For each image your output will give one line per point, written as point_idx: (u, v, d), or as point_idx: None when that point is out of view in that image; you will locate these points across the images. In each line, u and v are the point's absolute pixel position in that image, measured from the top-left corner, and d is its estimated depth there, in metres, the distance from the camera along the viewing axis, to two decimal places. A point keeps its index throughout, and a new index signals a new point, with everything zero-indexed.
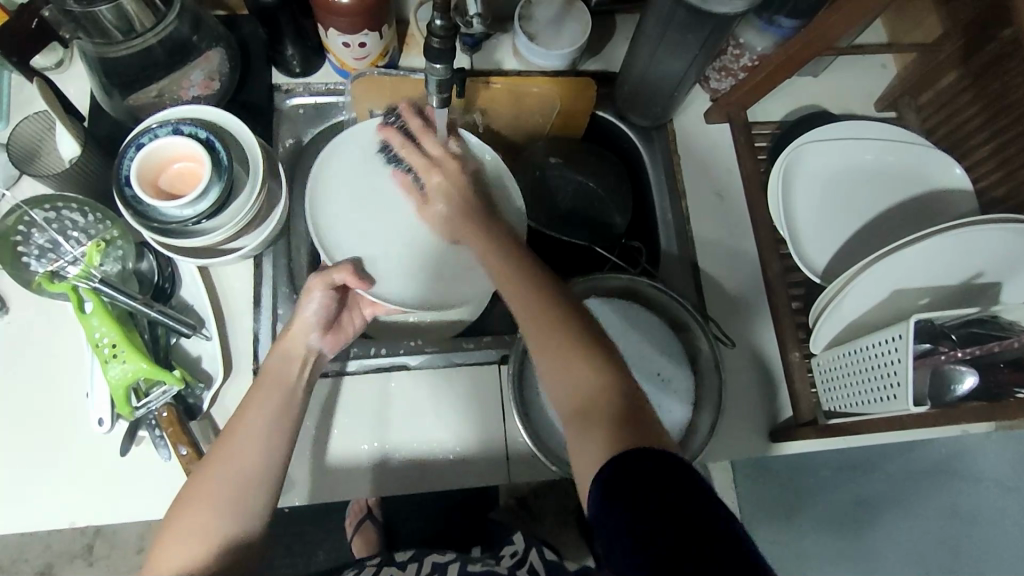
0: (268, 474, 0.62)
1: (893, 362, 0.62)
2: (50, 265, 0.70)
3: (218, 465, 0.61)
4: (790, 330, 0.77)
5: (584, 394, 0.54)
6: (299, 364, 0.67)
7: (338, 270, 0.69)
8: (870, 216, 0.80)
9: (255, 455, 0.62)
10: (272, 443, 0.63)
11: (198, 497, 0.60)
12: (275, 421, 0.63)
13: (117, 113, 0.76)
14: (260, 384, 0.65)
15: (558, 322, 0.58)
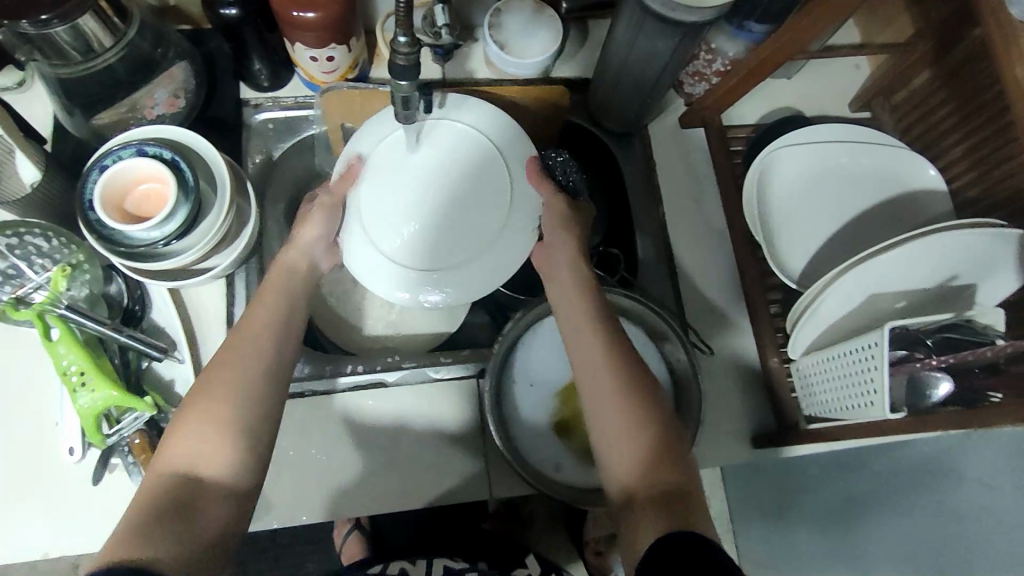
0: (274, 368, 0.60)
1: (870, 370, 0.62)
2: (15, 291, 0.68)
3: (221, 367, 0.58)
4: (768, 336, 0.77)
5: (649, 475, 0.53)
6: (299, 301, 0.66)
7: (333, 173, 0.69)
8: (847, 219, 0.80)
9: (266, 348, 0.60)
10: (274, 355, 0.61)
11: (216, 387, 0.56)
12: (276, 341, 0.61)
13: (81, 132, 0.74)
14: (263, 299, 0.65)
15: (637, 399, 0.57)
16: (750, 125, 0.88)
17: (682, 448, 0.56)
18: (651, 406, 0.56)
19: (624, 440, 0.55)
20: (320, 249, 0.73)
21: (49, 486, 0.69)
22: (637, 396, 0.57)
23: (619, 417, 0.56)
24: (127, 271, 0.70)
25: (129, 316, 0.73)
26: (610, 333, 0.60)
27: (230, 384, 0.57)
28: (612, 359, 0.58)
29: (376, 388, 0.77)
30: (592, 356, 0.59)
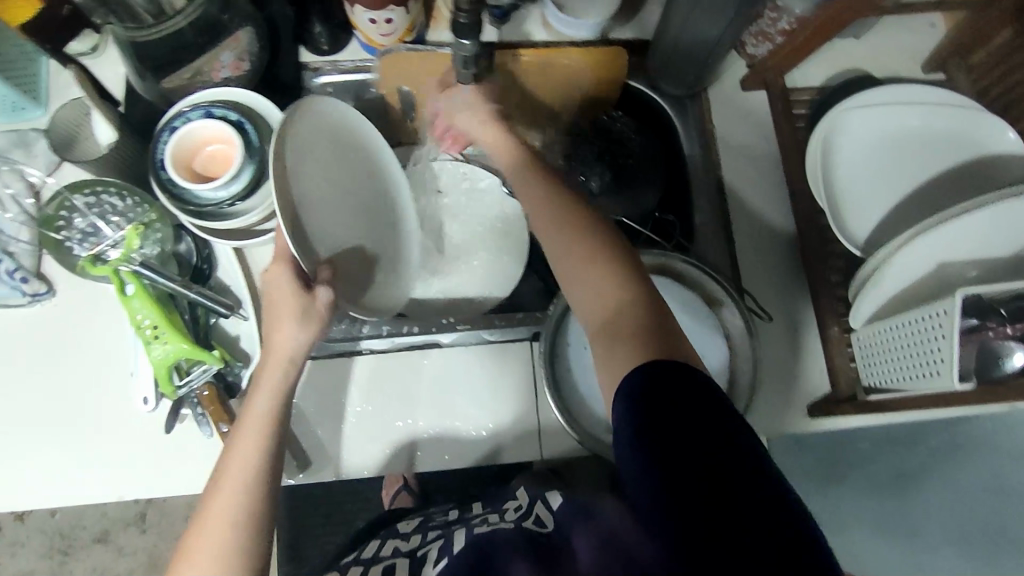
0: (257, 496, 0.54)
1: (937, 338, 0.60)
2: (92, 249, 0.71)
3: (210, 503, 0.53)
4: (828, 305, 0.75)
5: (607, 304, 0.56)
6: (287, 370, 0.58)
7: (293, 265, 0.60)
8: (915, 186, 0.77)
9: (242, 495, 0.54)
10: (258, 462, 0.55)
11: (211, 524, 0.52)
12: (261, 439, 0.56)
13: (152, 95, 0.76)
14: (241, 429, 0.56)
15: (585, 232, 0.59)
16: (815, 87, 0.85)
17: (642, 283, 0.57)
18: (606, 253, 0.58)
19: (579, 271, 0.58)
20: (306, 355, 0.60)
21: (125, 433, 0.73)
22: (589, 236, 0.59)
23: (577, 267, 0.58)
24: (194, 230, 0.73)
25: (197, 274, 0.76)
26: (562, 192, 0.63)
27: (216, 560, 0.51)
28: (553, 211, 0.61)
29: (431, 349, 0.79)
30: (550, 219, 0.61)
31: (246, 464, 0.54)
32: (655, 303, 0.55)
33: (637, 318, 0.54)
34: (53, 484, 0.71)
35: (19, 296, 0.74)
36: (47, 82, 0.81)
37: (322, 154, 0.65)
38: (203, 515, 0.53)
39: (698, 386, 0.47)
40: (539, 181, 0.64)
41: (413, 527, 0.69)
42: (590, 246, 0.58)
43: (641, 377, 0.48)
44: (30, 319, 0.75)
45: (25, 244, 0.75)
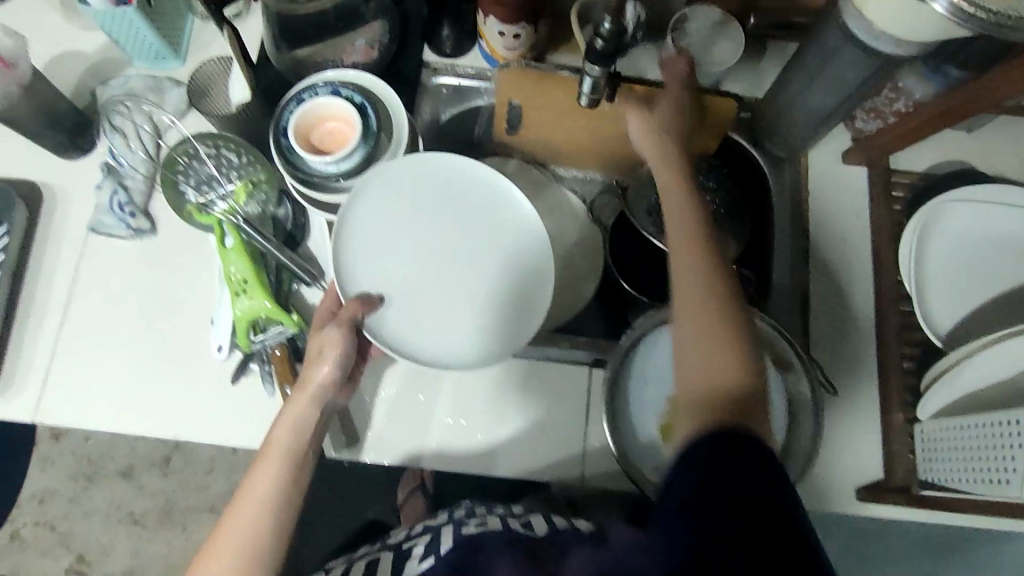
0: (274, 524, 0.56)
1: (1011, 446, 0.59)
2: (202, 197, 0.76)
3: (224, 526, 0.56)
4: (895, 390, 0.75)
5: (712, 376, 0.53)
6: (315, 411, 0.62)
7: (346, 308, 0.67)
8: (1006, 288, 0.76)
9: (273, 509, 0.56)
10: (280, 487, 0.57)
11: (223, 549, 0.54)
12: (283, 468, 0.58)
13: (281, 66, 0.80)
14: (269, 447, 0.59)
15: (717, 294, 0.55)
16: (917, 172, 0.85)
17: (756, 360, 0.54)
18: (730, 320, 0.55)
19: (688, 345, 0.54)
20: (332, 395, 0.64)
21: (192, 375, 0.76)
22: (720, 302, 0.55)
23: (703, 326, 0.54)
24: (298, 196, 0.76)
25: (289, 238, 0.78)
26: (705, 231, 0.59)
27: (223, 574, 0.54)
28: (694, 248, 0.57)
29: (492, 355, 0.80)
30: (687, 276, 0.56)
31: (269, 482, 0.57)
32: (758, 396, 0.52)
33: (737, 397, 0.51)
34: (118, 409, 0.75)
35: (124, 229, 0.79)
36: (189, 39, 0.87)
37: (392, 207, 0.73)
38: (225, 522, 0.56)
39: (776, 478, 0.47)
40: (678, 213, 0.60)
41: (410, 532, 0.67)
42: (726, 335, 0.54)
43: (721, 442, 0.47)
44: (128, 252, 0.80)
45: (140, 180, 0.81)
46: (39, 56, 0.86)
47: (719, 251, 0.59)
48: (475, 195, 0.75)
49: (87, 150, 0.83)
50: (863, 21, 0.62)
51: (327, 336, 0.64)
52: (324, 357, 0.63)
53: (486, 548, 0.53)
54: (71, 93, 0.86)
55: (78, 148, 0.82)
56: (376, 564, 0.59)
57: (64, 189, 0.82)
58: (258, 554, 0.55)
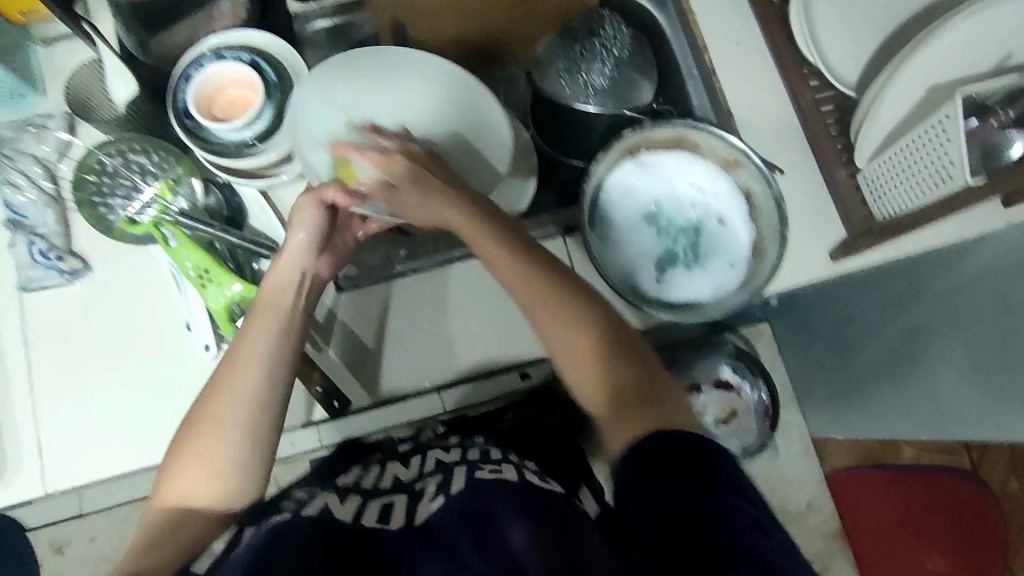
0: (265, 394, 0.57)
1: (943, 144, 0.66)
2: (127, 210, 0.73)
3: (219, 389, 0.56)
4: (831, 153, 0.80)
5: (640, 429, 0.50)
6: (301, 282, 0.62)
7: (329, 188, 0.61)
8: (892, 28, 0.82)
9: (263, 374, 0.57)
10: (274, 359, 0.58)
11: (215, 408, 0.56)
12: (278, 338, 0.59)
13: (148, 57, 0.76)
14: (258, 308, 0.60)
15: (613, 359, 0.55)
16: None
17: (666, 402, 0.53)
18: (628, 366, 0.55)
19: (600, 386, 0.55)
20: (314, 257, 0.63)
21: (188, 386, 0.74)
22: (597, 342, 0.56)
23: (554, 337, 0.57)
24: (217, 172, 0.73)
25: (231, 221, 0.76)
26: (563, 286, 0.58)
27: (219, 436, 0.55)
28: (540, 294, 0.58)
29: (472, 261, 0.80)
30: (512, 289, 0.59)
31: (264, 334, 0.58)
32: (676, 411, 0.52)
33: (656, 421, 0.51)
34: (129, 447, 0.73)
35: (58, 276, 0.75)
36: (39, 67, 0.81)
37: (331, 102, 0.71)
38: (223, 371, 0.57)
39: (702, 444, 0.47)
40: (531, 282, 0.58)
41: (419, 463, 0.61)
42: (584, 345, 0.56)
43: (647, 449, 0.48)
44: (71, 298, 0.76)
45: (52, 224, 0.76)
46: None
47: (590, 306, 0.58)
48: (403, 73, 0.73)
49: None
50: None
51: (301, 206, 0.62)
52: (299, 223, 0.62)
53: (494, 502, 0.48)
54: None
55: None
56: (390, 508, 0.53)
57: None
58: (253, 401, 0.56)
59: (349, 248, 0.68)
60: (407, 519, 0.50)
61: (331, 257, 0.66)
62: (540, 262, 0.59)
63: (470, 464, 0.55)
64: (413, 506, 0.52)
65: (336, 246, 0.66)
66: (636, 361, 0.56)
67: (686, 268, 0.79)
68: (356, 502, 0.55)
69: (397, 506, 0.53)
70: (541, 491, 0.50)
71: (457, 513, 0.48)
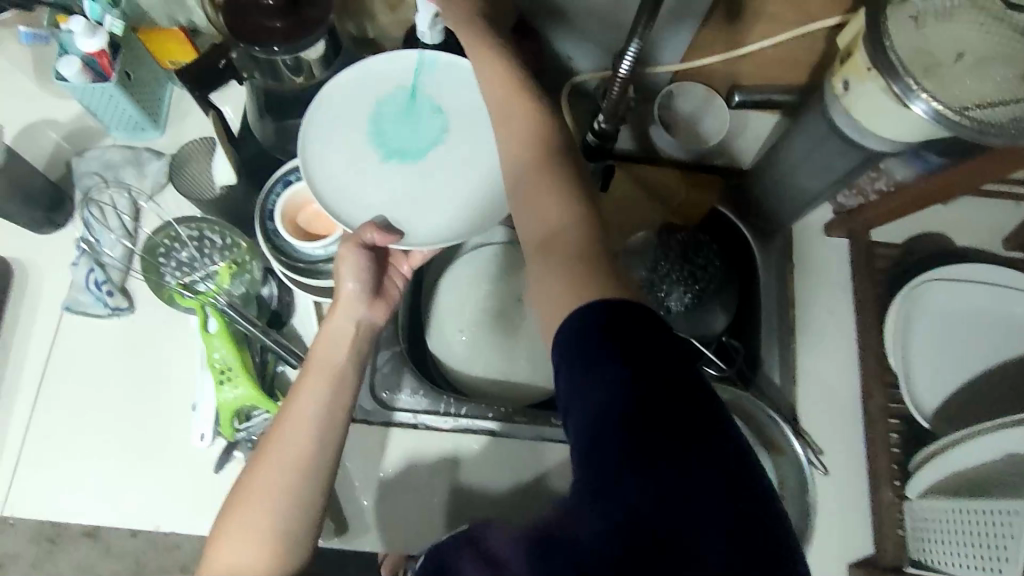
0: (318, 460, 0.57)
1: (1002, 535, 0.61)
2: (183, 279, 0.74)
3: (268, 453, 0.57)
4: (884, 468, 0.75)
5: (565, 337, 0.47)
6: (352, 337, 0.62)
7: (365, 230, 0.64)
8: (988, 365, 0.77)
9: (315, 438, 0.58)
10: (328, 422, 0.58)
11: (264, 470, 0.56)
12: (330, 404, 0.59)
13: (263, 135, 0.79)
14: (310, 366, 0.60)
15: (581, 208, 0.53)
16: (898, 246, 0.87)
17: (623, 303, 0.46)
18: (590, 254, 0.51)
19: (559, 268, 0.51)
20: (364, 304, 0.63)
21: (172, 459, 0.73)
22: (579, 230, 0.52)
23: (532, 192, 0.57)
24: (283, 277, 0.74)
25: (274, 318, 0.76)
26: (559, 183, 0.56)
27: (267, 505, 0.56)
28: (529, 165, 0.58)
29: (483, 435, 0.78)
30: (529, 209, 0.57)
31: (317, 397, 0.59)
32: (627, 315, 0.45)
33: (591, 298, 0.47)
34: (91, 498, 0.72)
35: (101, 308, 0.77)
36: (169, 108, 0.85)
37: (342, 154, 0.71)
38: (273, 435, 0.57)
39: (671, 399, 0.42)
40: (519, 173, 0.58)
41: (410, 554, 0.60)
42: (592, 243, 0.53)
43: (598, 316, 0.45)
44: (104, 331, 0.77)
45: (117, 257, 0.78)
46: (11, 125, 0.84)
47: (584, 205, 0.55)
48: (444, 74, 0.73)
49: (61, 225, 0.80)
50: (849, 117, 0.63)
51: (342, 255, 0.63)
52: (344, 274, 0.63)
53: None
54: (44, 164, 0.83)
55: (52, 223, 0.79)
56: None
57: (37, 263, 0.80)
58: (302, 464, 0.57)
59: (398, 293, 0.67)
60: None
61: (388, 301, 0.66)
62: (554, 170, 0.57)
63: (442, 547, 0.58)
64: None
65: (386, 292, 0.66)
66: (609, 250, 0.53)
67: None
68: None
69: None
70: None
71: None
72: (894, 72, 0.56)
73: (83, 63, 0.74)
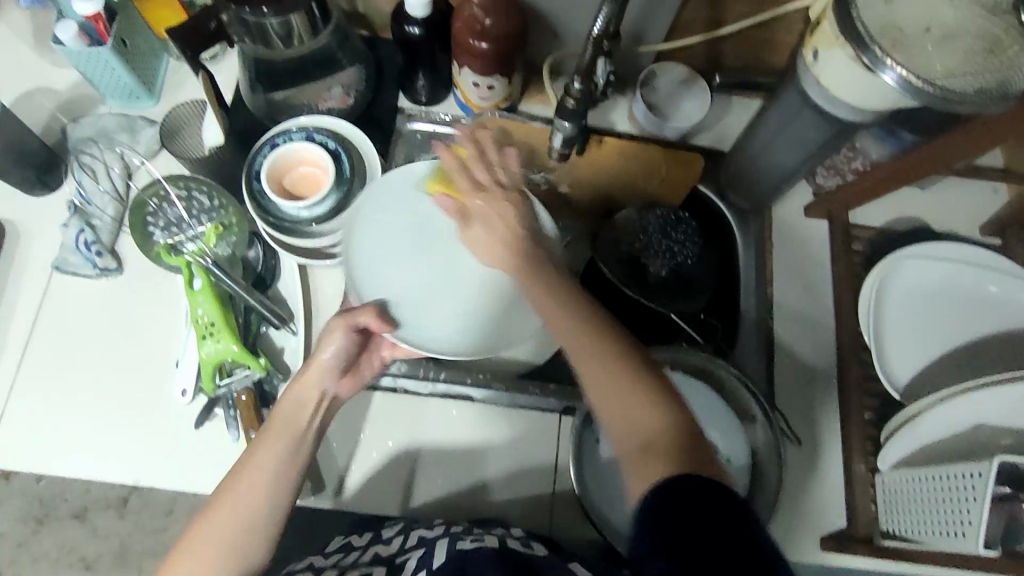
0: (267, 525, 0.57)
1: (964, 499, 0.60)
2: (171, 238, 0.76)
3: (216, 514, 0.56)
4: (857, 440, 0.76)
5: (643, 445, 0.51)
6: (312, 409, 0.62)
7: (361, 311, 0.64)
8: (961, 342, 0.78)
9: (266, 502, 0.57)
10: (279, 486, 0.58)
11: (212, 532, 0.56)
12: (284, 472, 0.58)
13: (256, 107, 0.83)
14: (273, 426, 0.60)
15: (625, 360, 0.54)
16: (875, 228, 0.89)
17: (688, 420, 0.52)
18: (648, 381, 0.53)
19: (622, 400, 0.53)
20: (331, 380, 0.63)
21: (155, 417, 0.74)
22: (626, 368, 0.54)
23: (574, 349, 0.56)
24: (268, 238, 0.76)
25: (259, 280, 0.78)
26: (579, 313, 0.57)
27: (211, 554, 0.55)
28: (564, 313, 0.58)
29: (461, 400, 0.80)
30: (560, 334, 0.58)
31: (271, 463, 0.58)
32: (699, 449, 0.49)
33: (676, 447, 0.49)
34: (74, 455, 0.73)
35: (89, 268, 0.78)
36: (164, 79, 0.87)
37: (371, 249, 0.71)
38: (219, 501, 0.57)
39: (725, 500, 0.44)
40: (538, 283, 0.60)
41: (401, 540, 0.65)
42: (635, 385, 0.53)
43: (668, 490, 0.45)
44: (92, 291, 0.79)
45: (108, 219, 0.80)
46: (10, 91, 0.86)
47: (629, 343, 0.56)
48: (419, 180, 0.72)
49: (54, 187, 0.82)
50: (820, 88, 0.66)
51: (330, 330, 0.62)
52: (325, 346, 0.62)
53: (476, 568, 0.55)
54: (40, 130, 0.85)
55: (45, 185, 0.81)
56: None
57: (29, 225, 0.81)
58: (246, 530, 0.56)
59: (371, 374, 0.67)
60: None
61: (358, 378, 0.66)
62: (580, 310, 0.58)
63: (451, 539, 0.61)
64: None
65: (359, 370, 0.66)
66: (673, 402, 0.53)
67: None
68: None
69: None
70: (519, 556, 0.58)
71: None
72: (861, 41, 0.58)
73: (79, 29, 0.76)
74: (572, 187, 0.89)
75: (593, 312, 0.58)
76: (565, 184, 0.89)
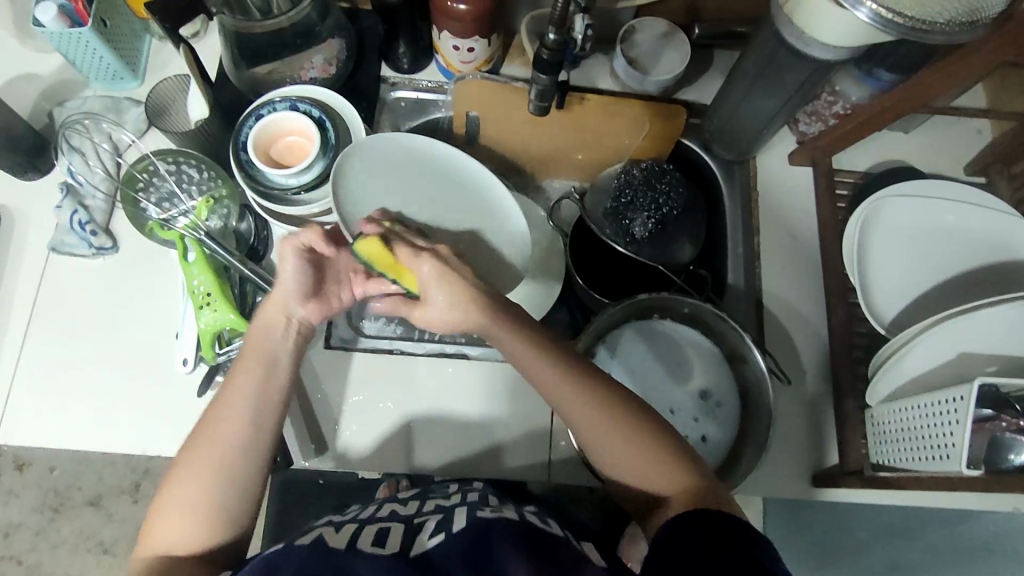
0: (249, 447, 0.57)
1: (947, 424, 0.62)
2: (163, 214, 0.78)
3: (196, 447, 0.57)
4: (846, 378, 0.78)
5: (649, 483, 0.57)
6: (281, 329, 0.62)
7: (305, 231, 0.62)
8: (944, 278, 0.79)
9: (243, 427, 0.57)
10: (261, 406, 0.59)
11: (198, 461, 0.56)
12: (260, 392, 0.59)
13: (241, 84, 0.84)
14: (245, 355, 0.61)
15: (610, 402, 0.58)
16: (859, 172, 0.90)
17: (687, 453, 0.58)
18: (635, 414, 0.59)
19: (610, 448, 0.58)
20: (298, 305, 0.62)
21: (159, 388, 0.76)
22: (607, 402, 0.59)
23: (563, 398, 0.59)
24: (258, 208, 0.77)
25: (252, 252, 0.80)
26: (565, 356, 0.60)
27: (191, 480, 0.55)
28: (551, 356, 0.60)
29: (459, 358, 0.81)
30: (545, 381, 0.59)
31: (247, 384, 0.59)
32: (703, 472, 0.57)
33: (687, 486, 0.56)
34: (81, 427, 0.75)
35: (86, 248, 0.79)
36: (147, 59, 0.88)
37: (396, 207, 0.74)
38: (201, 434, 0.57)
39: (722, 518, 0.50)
40: (526, 345, 0.60)
41: (417, 503, 0.61)
42: (620, 415, 0.58)
43: (679, 524, 0.50)
44: (90, 269, 0.80)
45: (100, 199, 0.81)
46: None
47: (589, 368, 0.61)
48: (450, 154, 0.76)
49: (46, 171, 0.83)
50: (794, 27, 0.66)
51: (281, 252, 0.61)
52: (282, 267, 0.62)
53: (494, 540, 0.49)
54: (27, 115, 0.86)
55: (37, 169, 0.82)
56: (386, 533, 0.53)
57: (22, 210, 0.82)
58: (231, 449, 0.57)
59: (339, 301, 0.65)
60: (401, 549, 0.50)
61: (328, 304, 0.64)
62: (560, 355, 0.60)
63: (470, 506, 0.56)
64: (413, 537, 0.52)
65: (327, 297, 0.65)
66: (656, 428, 0.59)
67: (670, 419, 0.79)
68: (351, 530, 0.54)
69: (393, 534, 0.54)
70: (539, 530, 0.52)
71: (458, 556, 0.48)
72: None
73: (59, 10, 0.76)
74: (557, 147, 0.90)
75: (563, 348, 0.62)
76: (550, 146, 0.89)
